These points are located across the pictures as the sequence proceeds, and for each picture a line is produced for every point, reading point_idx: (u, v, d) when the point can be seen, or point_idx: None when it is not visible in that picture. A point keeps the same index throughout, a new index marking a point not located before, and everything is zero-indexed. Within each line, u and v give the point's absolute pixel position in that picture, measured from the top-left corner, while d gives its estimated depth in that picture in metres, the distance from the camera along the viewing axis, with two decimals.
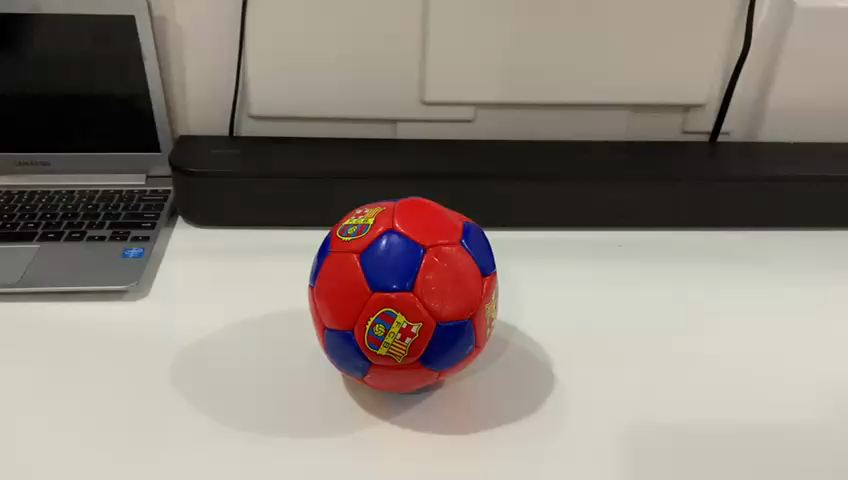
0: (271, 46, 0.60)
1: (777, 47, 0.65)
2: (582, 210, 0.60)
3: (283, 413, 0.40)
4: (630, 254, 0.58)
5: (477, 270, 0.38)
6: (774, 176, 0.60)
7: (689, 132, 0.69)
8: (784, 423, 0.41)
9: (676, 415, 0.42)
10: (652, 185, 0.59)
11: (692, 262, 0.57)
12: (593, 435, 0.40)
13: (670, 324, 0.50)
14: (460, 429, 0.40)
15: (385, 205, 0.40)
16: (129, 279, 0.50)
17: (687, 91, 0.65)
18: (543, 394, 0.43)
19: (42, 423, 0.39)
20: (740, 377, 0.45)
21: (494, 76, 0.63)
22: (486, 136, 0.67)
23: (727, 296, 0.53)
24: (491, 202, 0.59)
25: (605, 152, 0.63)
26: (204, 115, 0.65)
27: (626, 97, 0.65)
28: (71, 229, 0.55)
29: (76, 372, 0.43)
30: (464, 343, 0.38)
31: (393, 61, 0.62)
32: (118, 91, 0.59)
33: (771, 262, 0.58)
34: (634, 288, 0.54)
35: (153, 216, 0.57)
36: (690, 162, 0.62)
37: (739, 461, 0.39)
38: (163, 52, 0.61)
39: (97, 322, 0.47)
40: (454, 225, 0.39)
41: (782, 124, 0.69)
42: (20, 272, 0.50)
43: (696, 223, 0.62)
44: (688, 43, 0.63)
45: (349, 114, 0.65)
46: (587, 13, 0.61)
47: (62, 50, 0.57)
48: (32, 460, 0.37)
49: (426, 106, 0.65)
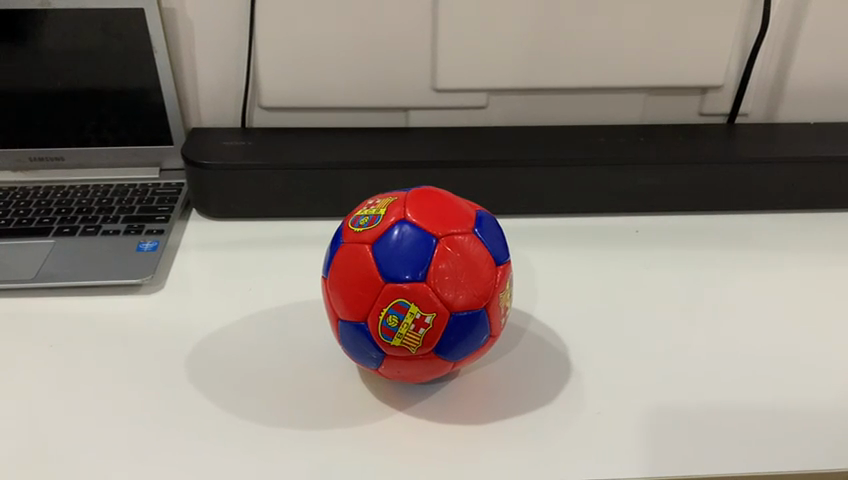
0: (280, 35, 0.60)
1: (796, 25, 0.63)
2: (598, 195, 0.59)
3: (297, 406, 0.40)
4: (647, 240, 0.57)
5: (491, 259, 0.38)
6: (794, 157, 0.59)
7: (706, 114, 0.67)
8: (804, 408, 0.41)
9: (693, 402, 0.41)
10: (668, 169, 0.58)
11: (711, 247, 0.57)
12: (610, 425, 0.39)
13: (691, 311, 0.49)
14: (474, 420, 0.39)
15: (396, 195, 0.40)
16: (143, 273, 0.50)
17: (704, 73, 0.64)
18: (560, 383, 0.42)
19: (60, 418, 0.39)
20: (759, 362, 0.44)
21: (506, 62, 0.62)
22: (500, 123, 0.67)
23: (747, 281, 0.52)
24: (505, 190, 0.58)
25: (621, 137, 0.62)
26: (216, 106, 0.65)
27: (641, 81, 0.64)
28: (86, 223, 0.55)
29: (93, 367, 0.43)
30: (478, 333, 0.38)
31: (403, 50, 0.62)
32: (130, 84, 0.59)
33: (790, 245, 0.57)
34: (651, 275, 0.53)
35: (167, 209, 0.57)
36: (709, 145, 0.61)
37: (758, 447, 0.38)
38: (173, 47, 0.61)
39: (113, 316, 0.47)
40: (467, 213, 0.39)
41: (802, 104, 0.68)
42: (36, 267, 0.50)
43: (714, 207, 0.61)
44: (704, 24, 0.61)
45: (361, 103, 0.64)
46: None
47: (72, 47, 0.57)
48: (47, 455, 0.37)
49: (438, 93, 0.64)
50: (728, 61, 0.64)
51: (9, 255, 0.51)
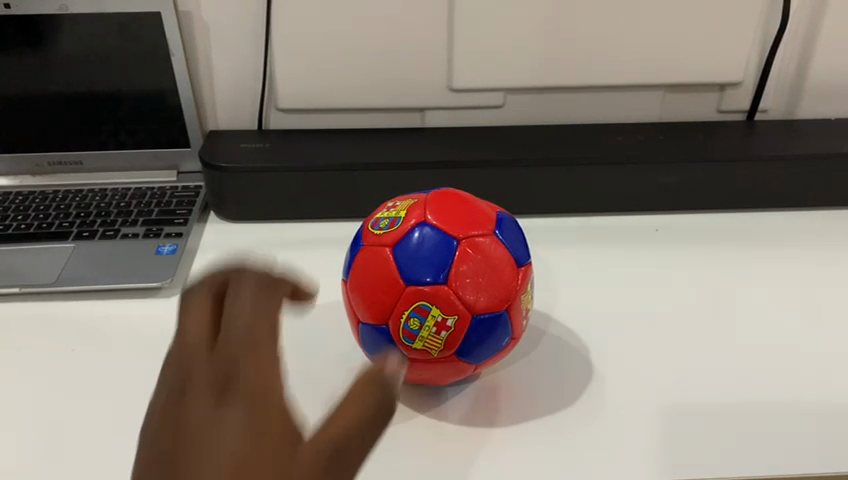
0: (297, 37, 0.60)
1: (816, 20, 0.62)
2: (617, 194, 0.59)
3: (318, 409, 0.40)
4: (668, 239, 0.57)
5: (512, 261, 0.38)
6: (816, 154, 0.58)
7: (724, 111, 0.67)
8: (827, 406, 0.40)
9: (714, 402, 0.41)
10: (688, 167, 0.58)
11: (733, 245, 0.56)
12: (632, 428, 0.39)
13: (712, 310, 0.49)
14: (496, 423, 0.39)
15: (416, 197, 0.40)
16: (162, 276, 0.50)
17: (724, 70, 0.63)
18: (582, 385, 0.42)
19: (84, 421, 0.39)
20: (783, 362, 0.44)
21: (523, 61, 0.62)
22: (516, 122, 0.66)
23: (769, 279, 0.52)
24: (523, 189, 0.58)
25: (639, 135, 0.62)
26: (233, 109, 0.65)
27: (659, 78, 0.64)
28: (105, 227, 0.55)
29: (117, 370, 0.43)
30: (500, 335, 0.37)
31: (419, 49, 0.62)
32: (147, 87, 0.59)
33: (812, 243, 0.56)
34: (673, 274, 0.53)
35: (185, 212, 0.57)
36: (729, 142, 0.60)
37: (781, 446, 0.38)
38: (190, 50, 0.61)
39: (135, 319, 0.47)
40: (487, 214, 0.39)
41: (822, 99, 0.67)
42: (57, 271, 0.50)
43: (734, 206, 0.60)
44: (723, 21, 0.61)
45: (377, 103, 0.64)
46: None
47: (90, 51, 0.57)
48: (69, 459, 0.37)
49: (455, 93, 0.64)
50: (747, 57, 0.63)
51: (30, 259, 0.52)
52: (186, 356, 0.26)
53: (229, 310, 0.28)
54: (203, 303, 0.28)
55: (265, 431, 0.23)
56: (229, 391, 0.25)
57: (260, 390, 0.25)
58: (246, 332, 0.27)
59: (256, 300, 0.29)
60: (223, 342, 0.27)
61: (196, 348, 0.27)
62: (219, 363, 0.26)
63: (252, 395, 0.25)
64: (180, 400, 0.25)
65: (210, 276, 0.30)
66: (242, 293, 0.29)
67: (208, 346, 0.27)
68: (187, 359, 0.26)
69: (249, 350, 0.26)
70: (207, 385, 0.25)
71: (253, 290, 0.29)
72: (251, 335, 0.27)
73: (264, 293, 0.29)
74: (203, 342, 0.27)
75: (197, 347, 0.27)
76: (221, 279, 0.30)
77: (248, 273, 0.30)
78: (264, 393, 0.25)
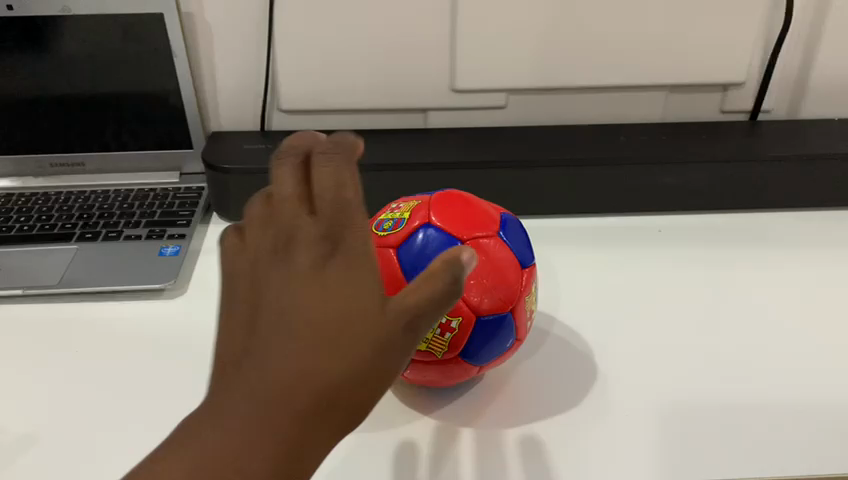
0: (299, 38, 0.60)
1: (820, 20, 0.62)
2: (620, 195, 0.59)
3: None
4: (671, 240, 0.57)
5: (516, 262, 0.37)
6: (820, 155, 0.58)
7: (727, 111, 0.67)
8: (831, 406, 0.40)
9: (719, 401, 0.41)
10: (691, 168, 0.58)
11: (737, 246, 0.56)
12: (636, 429, 0.39)
13: (717, 310, 0.49)
14: (501, 424, 0.39)
15: (420, 198, 0.40)
16: (166, 278, 0.50)
17: (727, 70, 0.63)
18: (586, 386, 0.42)
19: (88, 422, 0.39)
20: (787, 363, 0.44)
21: (526, 62, 0.62)
22: (519, 122, 0.66)
23: (773, 279, 0.52)
24: (526, 190, 0.58)
25: (642, 136, 0.62)
26: (236, 110, 0.65)
27: (662, 79, 0.64)
28: (108, 228, 0.55)
29: (121, 370, 0.43)
30: (505, 336, 0.37)
31: (422, 50, 0.62)
32: (150, 89, 0.59)
33: (816, 243, 0.56)
34: (676, 274, 0.53)
35: (188, 213, 0.57)
36: (732, 142, 0.60)
37: (785, 446, 0.38)
38: (193, 51, 0.61)
39: (139, 320, 0.48)
40: (492, 216, 0.39)
41: (826, 100, 0.67)
42: (61, 272, 0.50)
43: (737, 206, 0.60)
44: (727, 21, 0.61)
45: (379, 104, 0.64)
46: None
47: (92, 53, 0.57)
48: (74, 459, 0.37)
49: (458, 94, 0.64)
50: (750, 57, 0.63)
51: (33, 261, 0.52)
52: (282, 216, 0.26)
53: (317, 178, 0.26)
54: (294, 167, 0.26)
55: (361, 301, 0.25)
56: (327, 266, 0.25)
57: (350, 280, 0.25)
58: (335, 207, 0.25)
59: (341, 172, 0.26)
60: (317, 207, 0.26)
61: (292, 210, 0.26)
62: (319, 234, 0.25)
63: (347, 278, 0.25)
64: (277, 258, 0.26)
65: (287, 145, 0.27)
66: (350, 167, 0.26)
67: (305, 206, 0.26)
68: (283, 218, 0.26)
69: (347, 223, 0.25)
70: (304, 257, 0.25)
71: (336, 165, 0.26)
72: (342, 210, 0.25)
73: (340, 161, 0.26)
74: (297, 204, 0.26)
75: (292, 209, 0.26)
76: (301, 150, 0.27)
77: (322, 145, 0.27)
78: (356, 276, 0.25)
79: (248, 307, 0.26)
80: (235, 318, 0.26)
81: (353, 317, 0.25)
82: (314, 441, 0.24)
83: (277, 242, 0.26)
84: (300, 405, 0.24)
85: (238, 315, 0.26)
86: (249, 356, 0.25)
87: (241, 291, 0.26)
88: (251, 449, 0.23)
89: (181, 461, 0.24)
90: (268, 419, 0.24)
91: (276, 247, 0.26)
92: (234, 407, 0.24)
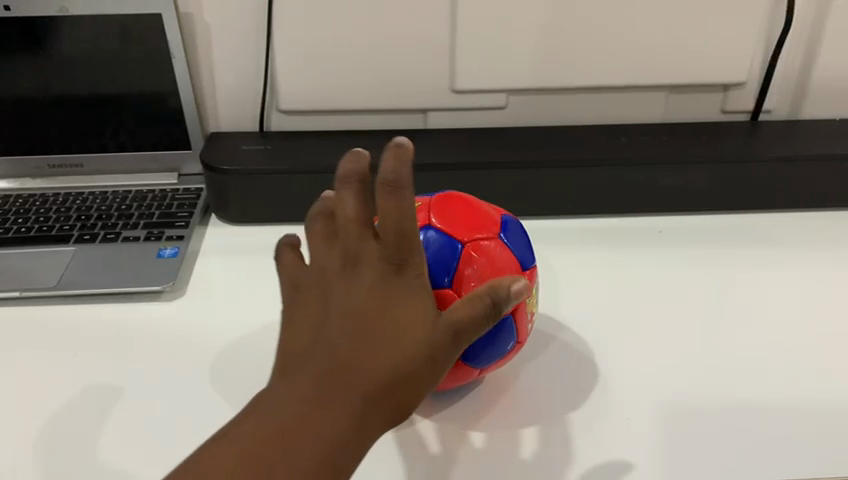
0: (298, 38, 0.60)
1: (821, 20, 0.62)
2: (621, 195, 0.59)
3: None
4: (672, 240, 0.57)
5: (516, 264, 0.37)
6: (822, 155, 0.58)
7: (728, 111, 0.66)
8: (833, 407, 0.40)
9: (720, 402, 0.41)
10: (693, 168, 0.58)
11: (738, 246, 0.56)
12: (636, 430, 0.39)
13: (718, 310, 0.48)
14: (502, 427, 0.39)
15: (420, 199, 0.40)
16: (164, 280, 0.50)
17: (727, 70, 0.63)
18: (587, 387, 0.42)
19: (84, 424, 0.39)
20: (789, 363, 0.43)
21: (526, 62, 0.62)
22: (519, 123, 0.66)
23: (773, 280, 0.52)
24: (526, 191, 0.58)
25: (642, 136, 0.61)
26: (235, 111, 0.64)
27: (662, 79, 0.63)
28: (106, 230, 0.55)
29: (118, 372, 0.43)
30: (505, 339, 0.37)
31: (421, 50, 0.61)
32: (148, 89, 0.59)
33: (818, 244, 0.56)
34: (677, 275, 0.52)
35: (187, 215, 0.57)
36: (733, 143, 0.60)
37: (786, 447, 0.38)
38: (191, 51, 0.61)
39: (137, 321, 0.47)
40: (491, 217, 0.39)
41: (827, 99, 0.66)
42: (58, 274, 0.50)
43: (738, 207, 0.60)
44: (727, 21, 0.60)
45: (379, 105, 0.64)
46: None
47: (90, 53, 0.56)
48: (70, 461, 0.37)
49: (457, 94, 0.64)
50: (751, 57, 0.63)
51: (30, 262, 0.51)
52: (348, 235, 0.31)
53: (379, 204, 0.30)
54: (355, 189, 0.31)
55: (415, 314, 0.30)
56: (387, 281, 0.30)
57: (404, 297, 0.30)
58: (396, 232, 0.30)
59: (399, 201, 0.29)
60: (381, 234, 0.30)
61: (358, 234, 0.31)
62: (383, 255, 0.30)
63: (405, 294, 0.30)
64: (343, 273, 0.31)
65: (353, 157, 0.31)
66: (405, 192, 0.29)
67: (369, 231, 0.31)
68: (352, 235, 0.31)
69: (407, 248, 0.30)
70: (367, 273, 0.30)
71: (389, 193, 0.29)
72: (400, 231, 0.30)
73: (402, 193, 0.29)
74: (361, 225, 0.31)
75: (358, 230, 0.31)
76: (356, 168, 0.31)
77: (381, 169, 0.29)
78: (410, 293, 0.30)
79: (315, 312, 0.31)
80: (302, 321, 0.31)
81: (407, 329, 0.30)
82: (363, 429, 0.28)
83: (343, 257, 0.31)
84: (356, 396, 0.28)
85: (304, 319, 0.31)
86: (316, 348, 0.30)
87: (307, 299, 0.32)
88: (321, 408, 0.28)
89: (261, 415, 0.28)
90: (327, 401, 0.28)
91: (342, 262, 0.31)
92: (297, 386, 0.28)
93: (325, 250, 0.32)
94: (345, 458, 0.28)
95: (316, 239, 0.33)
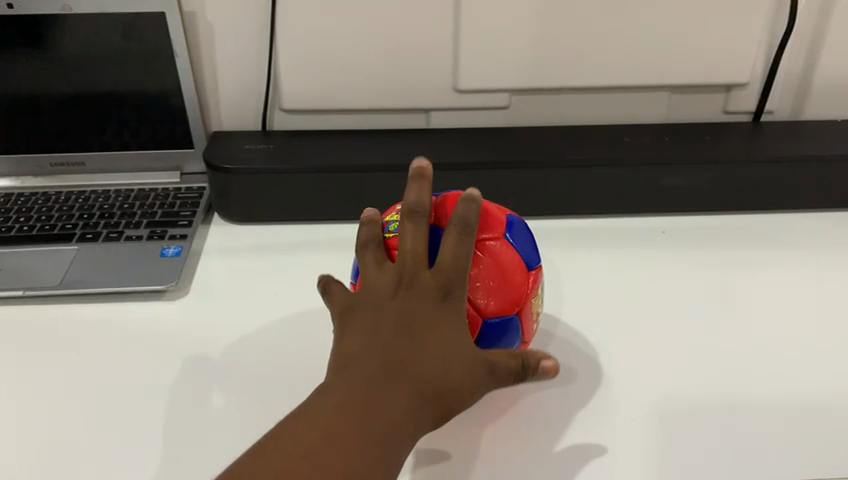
0: (302, 37, 0.60)
1: (824, 21, 0.62)
2: (623, 196, 0.59)
3: None
4: (675, 241, 0.57)
5: (522, 264, 0.38)
6: (825, 156, 0.58)
7: (731, 112, 0.67)
8: (833, 408, 0.40)
9: (721, 402, 0.41)
10: (695, 169, 0.58)
11: (739, 247, 0.56)
12: (639, 430, 0.39)
13: (719, 311, 0.48)
14: (509, 429, 0.39)
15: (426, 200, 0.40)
16: (167, 279, 0.49)
17: (730, 71, 0.63)
18: (591, 388, 0.42)
19: (84, 424, 0.39)
20: (791, 364, 0.44)
21: (529, 62, 0.62)
22: (521, 123, 0.66)
23: (774, 280, 0.52)
24: (528, 191, 0.58)
25: (645, 136, 0.61)
26: (238, 109, 0.64)
27: (665, 79, 0.63)
28: (109, 229, 0.54)
29: (119, 371, 0.43)
30: (511, 339, 0.37)
31: (425, 50, 0.61)
32: (151, 88, 0.58)
33: (819, 246, 0.56)
34: (679, 275, 0.52)
35: (190, 214, 0.57)
36: (735, 143, 0.60)
37: (787, 447, 0.38)
38: (194, 49, 0.61)
39: (138, 320, 0.47)
40: (498, 218, 0.39)
41: (828, 100, 0.67)
42: (61, 273, 0.50)
43: (740, 207, 0.60)
44: (731, 21, 0.60)
45: (382, 104, 0.64)
46: (617, 13, 0.60)
47: (93, 51, 0.56)
48: (71, 463, 0.37)
49: (460, 94, 0.64)
50: (754, 58, 0.63)
51: (33, 261, 0.51)
52: (405, 261, 0.35)
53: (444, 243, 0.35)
54: (417, 224, 0.36)
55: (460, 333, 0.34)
56: (437, 304, 0.34)
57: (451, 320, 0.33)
58: (454, 267, 0.34)
59: (463, 243, 0.35)
60: (438, 266, 0.35)
61: (414, 262, 0.35)
62: (436, 284, 0.34)
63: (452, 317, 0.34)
64: (395, 294, 0.34)
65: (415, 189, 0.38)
66: (471, 237, 0.35)
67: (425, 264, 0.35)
68: (410, 262, 0.35)
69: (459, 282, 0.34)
70: (418, 297, 0.34)
71: (457, 233, 0.35)
72: (458, 266, 0.35)
73: (469, 237, 0.35)
74: (419, 257, 0.35)
75: (416, 259, 0.35)
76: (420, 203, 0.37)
77: (456, 213, 0.36)
78: (454, 319, 0.34)
79: (365, 324, 0.34)
80: (352, 333, 0.34)
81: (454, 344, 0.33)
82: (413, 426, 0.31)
83: (397, 281, 0.35)
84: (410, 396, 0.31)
85: (353, 332, 0.34)
86: (370, 353, 0.32)
87: (357, 315, 0.34)
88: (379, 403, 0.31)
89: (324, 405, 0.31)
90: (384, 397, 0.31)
91: (395, 285, 0.35)
92: (351, 391, 0.31)
93: (376, 272, 0.36)
94: (397, 452, 0.30)
95: (366, 263, 0.36)
